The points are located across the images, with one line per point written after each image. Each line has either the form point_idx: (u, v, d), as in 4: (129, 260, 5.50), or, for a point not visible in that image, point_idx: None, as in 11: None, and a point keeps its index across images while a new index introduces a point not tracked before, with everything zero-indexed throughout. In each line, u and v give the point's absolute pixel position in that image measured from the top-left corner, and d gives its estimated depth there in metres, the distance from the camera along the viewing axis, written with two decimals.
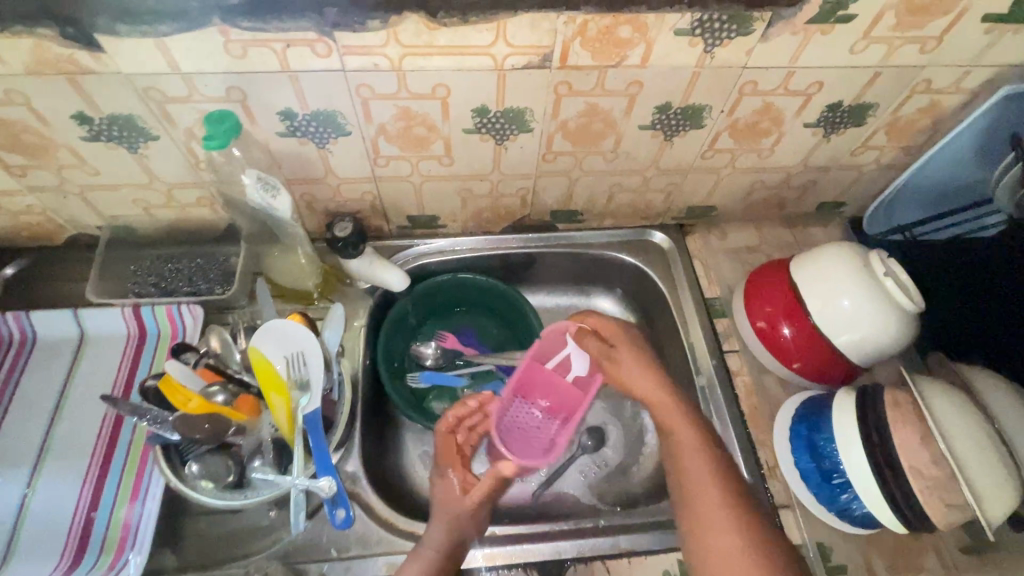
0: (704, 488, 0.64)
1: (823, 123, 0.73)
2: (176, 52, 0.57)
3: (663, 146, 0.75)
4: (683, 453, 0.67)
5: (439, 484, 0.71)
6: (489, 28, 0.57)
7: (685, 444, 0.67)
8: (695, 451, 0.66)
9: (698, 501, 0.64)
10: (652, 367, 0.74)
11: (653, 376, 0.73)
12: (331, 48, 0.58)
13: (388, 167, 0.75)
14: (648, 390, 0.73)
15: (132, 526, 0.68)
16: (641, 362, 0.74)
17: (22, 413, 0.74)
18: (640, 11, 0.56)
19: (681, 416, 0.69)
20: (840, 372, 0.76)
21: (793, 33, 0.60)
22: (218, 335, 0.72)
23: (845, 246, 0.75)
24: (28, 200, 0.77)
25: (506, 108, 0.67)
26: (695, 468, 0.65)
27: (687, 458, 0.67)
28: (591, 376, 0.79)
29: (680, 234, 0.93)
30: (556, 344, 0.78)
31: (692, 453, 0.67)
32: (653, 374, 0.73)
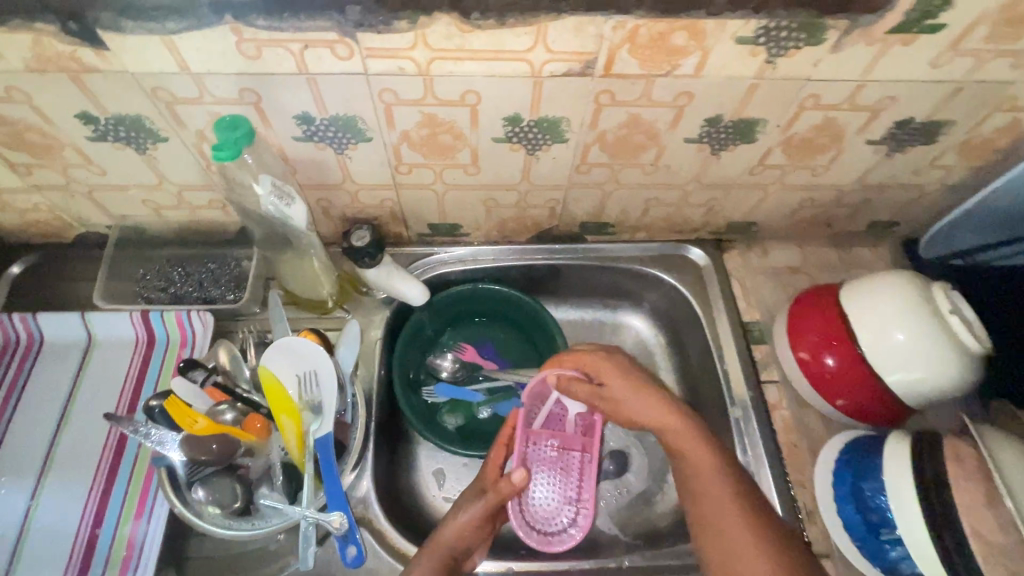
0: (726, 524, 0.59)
1: (888, 140, 0.66)
2: (186, 51, 0.52)
3: (708, 160, 0.69)
4: (698, 485, 0.62)
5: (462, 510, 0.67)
6: (527, 31, 0.51)
7: (699, 475, 0.63)
8: (712, 483, 0.62)
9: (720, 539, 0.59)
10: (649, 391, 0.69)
11: (652, 397, 0.68)
12: (353, 50, 0.53)
13: (410, 175, 0.70)
14: (653, 412, 0.68)
15: (136, 545, 0.65)
16: (645, 392, 0.69)
17: (26, 420, 0.71)
18: (698, 17, 0.50)
19: (693, 442, 0.64)
20: (888, 413, 0.70)
21: (868, 44, 0.54)
22: (226, 350, 0.69)
23: (905, 276, 0.68)
24: (34, 198, 0.73)
25: (541, 117, 0.62)
26: (716, 502, 0.61)
27: (703, 490, 0.62)
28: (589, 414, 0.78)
29: (717, 250, 0.87)
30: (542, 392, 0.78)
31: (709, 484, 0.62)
32: (651, 395, 0.68)
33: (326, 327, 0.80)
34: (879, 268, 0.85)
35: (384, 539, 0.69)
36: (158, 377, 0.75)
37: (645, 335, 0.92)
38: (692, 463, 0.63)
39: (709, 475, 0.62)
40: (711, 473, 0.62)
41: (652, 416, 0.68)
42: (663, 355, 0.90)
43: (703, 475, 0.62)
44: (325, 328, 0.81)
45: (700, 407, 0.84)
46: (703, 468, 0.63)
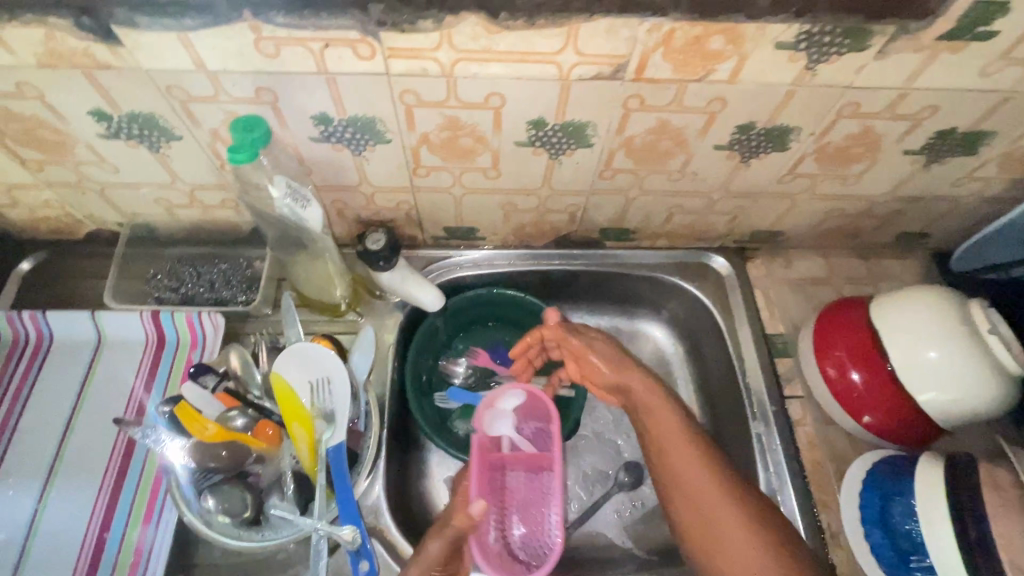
0: (704, 498, 0.62)
1: (927, 151, 0.64)
2: (202, 49, 0.51)
3: (737, 168, 0.67)
4: (672, 461, 0.65)
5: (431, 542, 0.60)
6: (558, 33, 0.49)
7: (672, 450, 0.65)
8: (687, 458, 0.64)
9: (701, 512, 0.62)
10: (616, 362, 0.72)
11: (634, 376, 0.71)
12: (375, 50, 0.51)
13: (428, 178, 0.68)
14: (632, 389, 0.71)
15: (144, 551, 0.64)
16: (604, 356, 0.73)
17: (34, 420, 0.70)
18: (737, 20, 0.48)
19: (665, 419, 0.67)
20: (918, 434, 0.67)
21: (915, 51, 0.51)
22: (238, 354, 0.67)
23: (939, 291, 0.66)
24: (45, 194, 0.72)
25: (566, 122, 0.60)
26: (693, 477, 0.63)
27: (678, 466, 0.64)
28: (539, 426, 0.72)
29: (740, 259, 0.84)
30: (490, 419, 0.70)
31: (684, 459, 0.64)
32: (638, 376, 0.71)
33: (338, 331, 0.79)
34: (907, 280, 0.82)
35: (395, 550, 0.67)
36: (167, 379, 0.74)
37: (663, 344, 0.89)
38: (664, 441, 0.66)
39: (684, 450, 0.65)
40: (687, 449, 0.65)
41: (633, 393, 0.71)
42: (681, 365, 0.88)
43: (677, 450, 0.65)
44: (336, 331, 0.79)
45: (719, 420, 0.81)
46: (679, 444, 0.65)
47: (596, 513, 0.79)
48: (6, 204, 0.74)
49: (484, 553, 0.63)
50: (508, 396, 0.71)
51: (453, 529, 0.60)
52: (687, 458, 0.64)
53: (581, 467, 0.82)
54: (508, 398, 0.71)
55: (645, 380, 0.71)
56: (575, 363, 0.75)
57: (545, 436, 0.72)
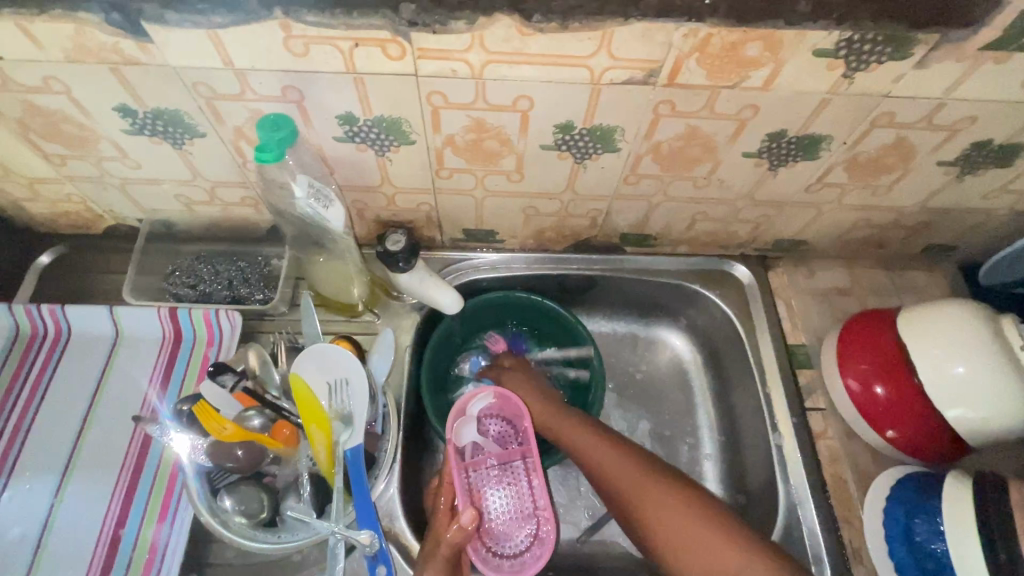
0: (662, 515, 0.61)
1: (961, 162, 0.63)
2: (231, 46, 0.50)
3: (765, 176, 0.66)
4: (625, 485, 0.64)
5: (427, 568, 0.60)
6: (592, 37, 0.48)
7: (620, 474, 0.65)
8: (636, 482, 0.64)
9: (665, 531, 0.60)
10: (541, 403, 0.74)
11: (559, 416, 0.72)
12: (405, 50, 0.50)
13: (450, 180, 0.68)
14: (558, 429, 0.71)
15: (159, 549, 0.64)
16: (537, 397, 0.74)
17: (50, 414, 0.70)
18: (776, 26, 0.47)
19: (605, 449, 0.67)
20: (946, 449, 0.65)
21: (957, 60, 0.50)
22: (257, 353, 0.67)
23: (968, 305, 0.64)
24: (67, 188, 0.72)
25: (594, 126, 0.59)
26: (646, 497, 0.63)
27: (630, 488, 0.64)
28: (505, 426, 0.74)
29: (762, 267, 0.83)
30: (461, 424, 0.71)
31: (635, 481, 0.64)
32: (563, 415, 0.72)
33: (355, 333, 0.77)
34: (933, 293, 0.81)
35: (411, 556, 0.66)
36: (183, 376, 0.73)
37: (680, 351, 0.89)
38: (616, 470, 0.66)
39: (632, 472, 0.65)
40: (634, 471, 0.65)
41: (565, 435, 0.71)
42: (698, 374, 0.87)
43: (627, 477, 0.65)
44: (353, 331, 0.78)
45: (738, 431, 0.80)
46: (623, 469, 0.65)
47: (610, 521, 0.78)
48: (28, 198, 0.74)
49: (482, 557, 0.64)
50: (477, 399, 0.73)
51: (447, 544, 0.60)
52: (638, 483, 0.64)
53: None
54: (476, 401, 0.73)
55: (571, 421, 0.71)
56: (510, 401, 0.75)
57: (513, 435, 0.74)
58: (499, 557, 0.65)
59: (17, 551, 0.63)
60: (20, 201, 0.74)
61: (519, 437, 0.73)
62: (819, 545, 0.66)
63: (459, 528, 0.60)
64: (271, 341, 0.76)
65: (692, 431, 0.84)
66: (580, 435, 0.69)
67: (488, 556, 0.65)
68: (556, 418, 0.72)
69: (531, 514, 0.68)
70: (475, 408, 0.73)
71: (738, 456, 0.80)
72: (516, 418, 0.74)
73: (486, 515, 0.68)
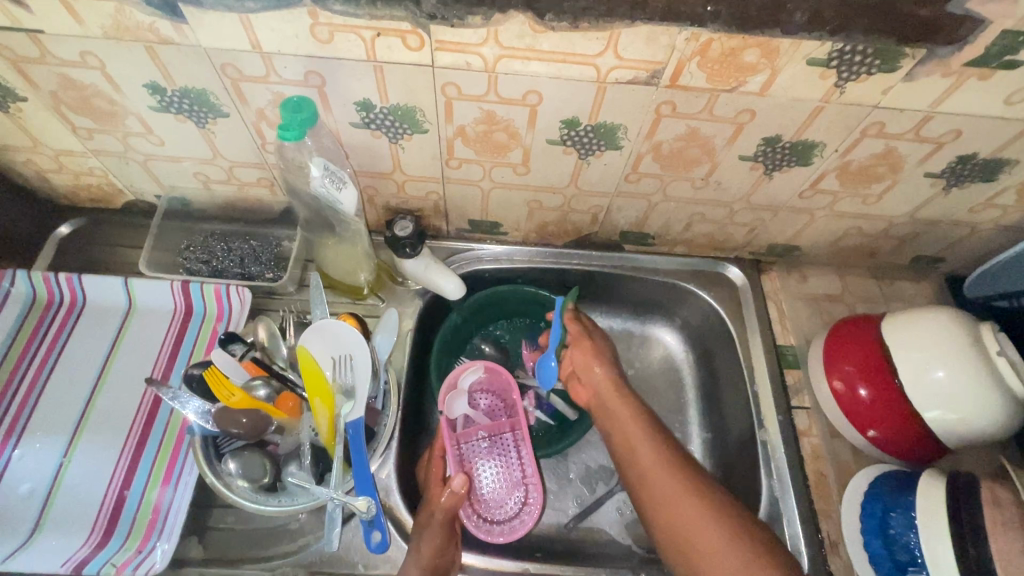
0: (687, 519, 0.62)
1: (947, 175, 0.65)
2: (260, 31, 0.53)
3: (760, 180, 0.69)
4: (654, 480, 0.66)
5: (420, 540, 0.63)
6: (600, 36, 0.52)
7: (653, 468, 0.67)
8: (664, 481, 0.66)
9: (681, 529, 0.62)
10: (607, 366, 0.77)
11: (613, 394, 0.75)
12: (424, 41, 0.53)
13: (460, 170, 0.71)
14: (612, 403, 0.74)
15: (162, 510, 0.66)
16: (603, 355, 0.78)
17: (63, 378, 0.72)
18: (772, 35, 0.50)
19: (644, 442, 0.69)
20: (923, 450, 0.68)
21: (943, 75, 0.53)
22: (266, 327, 0.71)
23: (948, 312, 0.67)
24: (91, 161, 0.75)
25: (599, 124, 0.62)
26: (670, 497, 0.64)
27: (658, 484, 0.66)
28: (492, 402, 0.80)
29: (756, 271, 0.86)
30: (453, 397, 0.76)
31: (664, 479, 0.66)
32: (618, 396, 0.75)
33: (361, 314, 0.80)
34: (919, 302, 0.84)
35: (405, 531, 0.69)
36: (193, 347, 0.76)
37: (673, 349, 0.91)
38: (649, 464, 0.67)
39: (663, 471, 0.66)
40: (671, 473, 0.66)
41: (616, 414, 0.73)
42: (690, 371, 0.90)
43: (661, 474, 0.66)
44: (359, 314, 0.80)
45: (726, 428, 0.83)
46: (655, 465, 0.67)
47: (598, 509, 0.81)
48: (52, 169, 0.77)
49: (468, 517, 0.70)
50: (469, 373, 0.77)
51: (441, 510, 0.65)
52: (667, 482, 0.65)
53: (585, 462, 0.84)
54: (466, 375, 0.77)
55: (626, 403, 0.74)
56: (504, 377, 0.78)
57: (500, 410, 0.80)
58: (490, 523, 0.71)
59: (26, 506, 0.65)
60: (44, 172, 0.77)
61: (506, 412, 0.79)
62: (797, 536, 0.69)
63: (450, 492, 0.66)
64: (279, 317, 0.79)
65: (681, 427, 0.87)
66: (629, 423, 0.72)
67: (476, 521, 0.71)
68: (609, 392, 0.75)
69: (518, 485, 0.74)
70: (465, 382, 0.77)
71: (724, 452, 0.82)
72: (502, 393, 0.80)
73: (475, 484, 0.74)
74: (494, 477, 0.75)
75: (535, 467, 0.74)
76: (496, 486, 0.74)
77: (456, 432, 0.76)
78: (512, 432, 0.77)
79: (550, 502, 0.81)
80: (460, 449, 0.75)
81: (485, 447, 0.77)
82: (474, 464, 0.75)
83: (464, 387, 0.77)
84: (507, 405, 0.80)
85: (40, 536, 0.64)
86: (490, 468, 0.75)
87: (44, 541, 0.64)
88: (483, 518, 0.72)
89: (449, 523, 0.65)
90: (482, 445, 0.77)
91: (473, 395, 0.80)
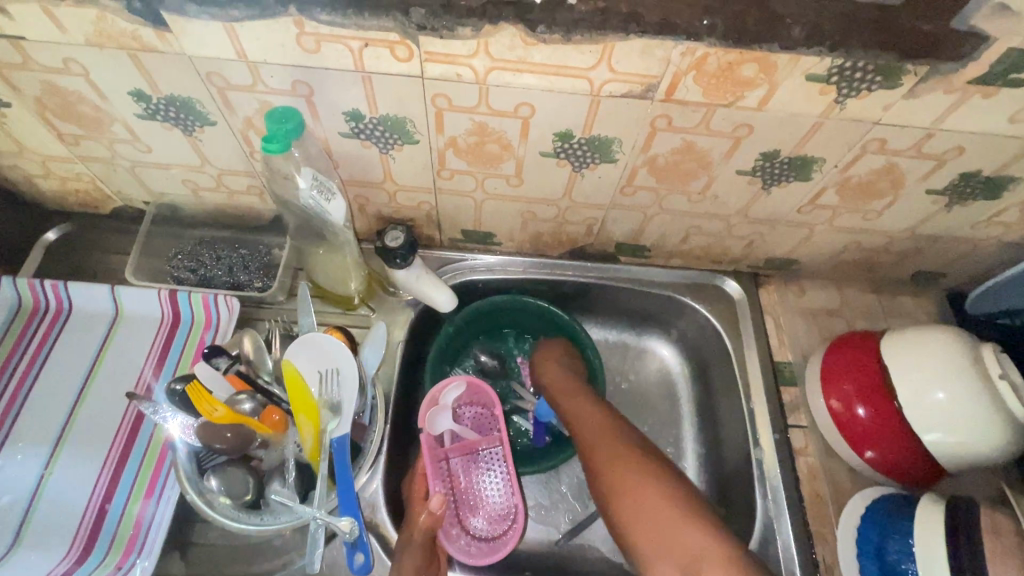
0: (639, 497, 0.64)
1: (949, 192, 0.64)
2: (245, 39, 0.52)
3: (758, 194, 0.67)
4: (611, 468, 0.67)
5: (401, 562, 0.61)
6: (594, 49, 0.50)
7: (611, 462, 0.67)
8: (620, 462, 0.67)
9: (637, 521, 0.63)
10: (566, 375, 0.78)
11: (571, 395, 0.76)
12: (413, 52, 0.52)
13: (452, 180, 0.69)
14: (569, 408, 0.75)
15: (144, 525, 0.65)
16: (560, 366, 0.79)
17: (46, 388, 0.71)
18: (771, 49, 0.49)
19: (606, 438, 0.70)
20: (923, 472, 0.66)
21: (946, 92, 0.51)
22: (251, 339, 0.69)
23: (949, 330, 0.65)
24: (78, 167, 0.74)
25: (593, 137, 0.60)
26: (626, 484, 0.65)
27: (616, 476, 0.66)
28: (479, 415, 0.79)
29: (754, 284, 0.85)
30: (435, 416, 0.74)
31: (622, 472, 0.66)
32: (576, 397, 0.75)
33: (350, 325, 0.79)
34: (920, 318, 0.82)
35: (390, 547, 0.67)
36: (179, 357, 0.75)
37: (669, 362, 0.90)
38: (610, 455, 0.68)
39: (623, 460, 0.67)
40: (626, 455, 0.67)
41: (573, 412, 0.74)
42: (685, 385, 0.88)
43: (616, 455, 0.68)
44: (348, 324, 0.79)
45: (720, 443, 0.81)
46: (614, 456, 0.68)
47: (589, 526, 0.79)
48: (39, 174, 0.75)
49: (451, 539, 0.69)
50: (452, 389, 0.76)
51: (419, 529, 0.63)
52: (626, 471, 0.66)
53: (578, 475, 0.82)
54: (448, 391, 0.76)
55: (585, 405, 0.74)
56: (490, 392, 0.78)
57: (488, 423, 0.78)
58: (473, 541, 0.70)
59: (6, 519, 0.64)
60: (32, 177, 0.76)
61: (495, 425, 0.78)
62: (792, 558, 0.68)
63: (428, 513, 0.63)
64: (267, 328, 0.78)
65: (675, 441, 0.85)
66: (590, 417, 0.73)
67: (463, 539, 0.70)
68: (566, 394, 0.76)
69: (507, 502, 0.73)
70: (448, 398, 0.76)
71: (718, 468, 0.81)
72: (490, 406, 0.79)
73: (464, 500, 0.73)
74: (482, 494, 0.73)
75: (518, 485, 0.73)
76: (485, 502, 0.73)
77: (441, 449, 0.74)
78: (498, 446, 0.76)
79: (542, 517, 0.80)
80: (449, 463, 0.74)
81: (473, 462, 0.75)
82: (462, 480, 0.74)
83: (448, 402, 0.76)
84: (495, 418, 0.78)
85: (20, 550, 0.63)
86: (478, 484, 0.74)
87: (24, 555, 0.63)
88: (473, 536, 0.71)
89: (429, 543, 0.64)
90: (470, 459, 0.75)
91: (458, 408, 0.78)
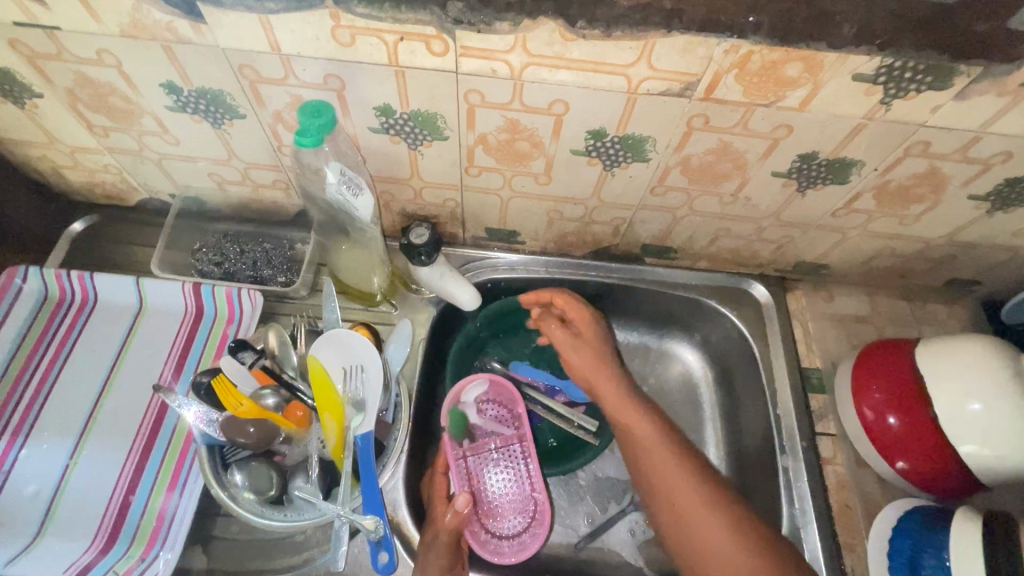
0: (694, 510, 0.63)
1: (992, 198, 0.62)
2: (280, 32, 0.51)
3: (793, 197, 0.66)
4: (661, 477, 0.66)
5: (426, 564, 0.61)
6: (634, 46, 0.49)
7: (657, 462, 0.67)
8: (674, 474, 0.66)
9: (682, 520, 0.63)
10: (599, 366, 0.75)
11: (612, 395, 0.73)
12: (448, 47, 0.51)
13: (479, 178, 0.69)
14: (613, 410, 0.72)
15: (167, 517, 0.65)
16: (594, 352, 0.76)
17: (70, 379, 0.71)
18: (818, 48, 0.47)
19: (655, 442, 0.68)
20: (958, 484, 0.64)
21: (998, 95, 0.50)
22: (276, 333, 0.68)
23: (988, 340, 0.63)
24: (106, 159, 0.74)
25: (626, 135, 0.59)
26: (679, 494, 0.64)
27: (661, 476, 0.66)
28: (501, 413, 0.78)
29: (781, 289, 0.83)
30: (455, 416, 0.75)
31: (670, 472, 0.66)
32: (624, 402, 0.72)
33: (372, 322, 0.78)
34: (953, 328, 0.80)
35: (412, 547, 0.67)
36: (202, 351, 0.75)
37: (692, 366, 0.88)
38: (658, 464, 0.67)
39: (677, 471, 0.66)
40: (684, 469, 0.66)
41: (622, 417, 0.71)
42: (708, 390, 0.87)
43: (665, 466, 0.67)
44: (370, 321, 0.79)
45: (744, 450, 0.80)
46: (671, 471, 0.66)
47: (608, 528, 0.78)
48: (67, 166, 0.75)
49: (479, 536, 0.69)
50: (475, 387, 0.76)
51: (445, 530, 0.63)
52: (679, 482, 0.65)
53: (595, 473, 0.81)
54: (470, 388, 0.76)
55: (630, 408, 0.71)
56: (514, 394, 0.78)
57: (510, 421, 0.78)
58: (497, 539, 0.70)
59: (30, 509, 0.64)
60: (59, 168, 0.76)
61: (515, 423, 0.77)
62: (820, 570, 0.67)
63: (454, 512, 0.64)
64: (290, 324, 0.78)
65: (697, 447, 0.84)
66: (644, 429, 0.70)
67: (489, 538, 0.70)
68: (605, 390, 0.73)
69: (528, 501, 0.72)
70: (470, 396, 0.77)
71: (742, 475, 0.80)
72: (511, 405, 0.78)
73: (485, 498, 0.72)
74: (504, 492, 0.73)
75: (542, 484, 0.73)
76: (507, 499, 0.73)
77: (462, 449, 0.74)
78: (519, 444, 0.76)
79: (560, 517, 0.79)
80: (468, 463, 0.74)
81: (494, 459, 0.75)
82: (483, 480, 0.73)
83: (468, 401, 0.77)
84: (515, 416, 0.78)
85: (43, 540, 0.63)
86: (501, 480, 0.74)
87: (48, 545, 0.63)
88: (500, 535, 0.70)
89: (454, 542, 0.63)
90: (489, 458, 0.75)
91: (481, 406, 0.78)
